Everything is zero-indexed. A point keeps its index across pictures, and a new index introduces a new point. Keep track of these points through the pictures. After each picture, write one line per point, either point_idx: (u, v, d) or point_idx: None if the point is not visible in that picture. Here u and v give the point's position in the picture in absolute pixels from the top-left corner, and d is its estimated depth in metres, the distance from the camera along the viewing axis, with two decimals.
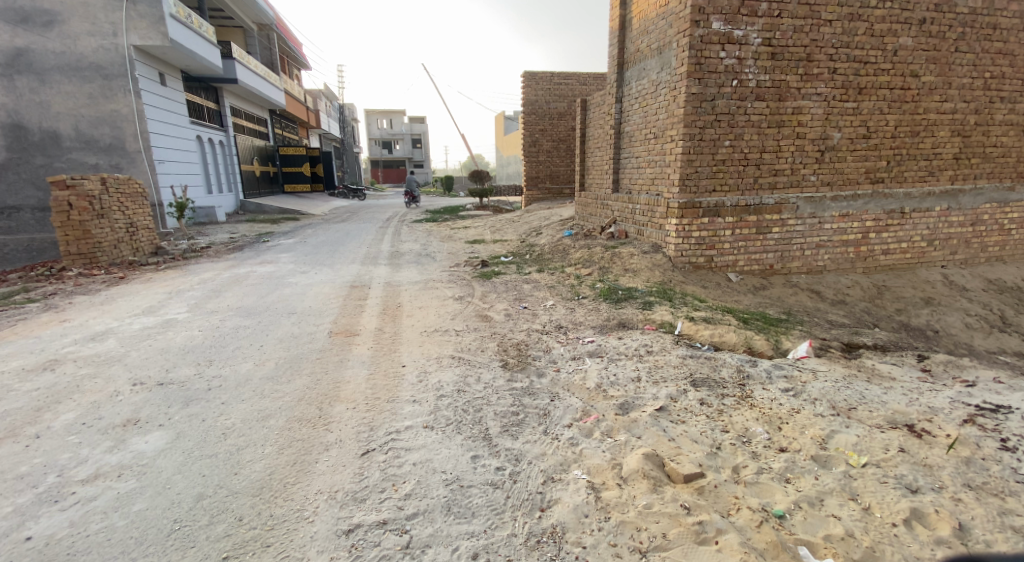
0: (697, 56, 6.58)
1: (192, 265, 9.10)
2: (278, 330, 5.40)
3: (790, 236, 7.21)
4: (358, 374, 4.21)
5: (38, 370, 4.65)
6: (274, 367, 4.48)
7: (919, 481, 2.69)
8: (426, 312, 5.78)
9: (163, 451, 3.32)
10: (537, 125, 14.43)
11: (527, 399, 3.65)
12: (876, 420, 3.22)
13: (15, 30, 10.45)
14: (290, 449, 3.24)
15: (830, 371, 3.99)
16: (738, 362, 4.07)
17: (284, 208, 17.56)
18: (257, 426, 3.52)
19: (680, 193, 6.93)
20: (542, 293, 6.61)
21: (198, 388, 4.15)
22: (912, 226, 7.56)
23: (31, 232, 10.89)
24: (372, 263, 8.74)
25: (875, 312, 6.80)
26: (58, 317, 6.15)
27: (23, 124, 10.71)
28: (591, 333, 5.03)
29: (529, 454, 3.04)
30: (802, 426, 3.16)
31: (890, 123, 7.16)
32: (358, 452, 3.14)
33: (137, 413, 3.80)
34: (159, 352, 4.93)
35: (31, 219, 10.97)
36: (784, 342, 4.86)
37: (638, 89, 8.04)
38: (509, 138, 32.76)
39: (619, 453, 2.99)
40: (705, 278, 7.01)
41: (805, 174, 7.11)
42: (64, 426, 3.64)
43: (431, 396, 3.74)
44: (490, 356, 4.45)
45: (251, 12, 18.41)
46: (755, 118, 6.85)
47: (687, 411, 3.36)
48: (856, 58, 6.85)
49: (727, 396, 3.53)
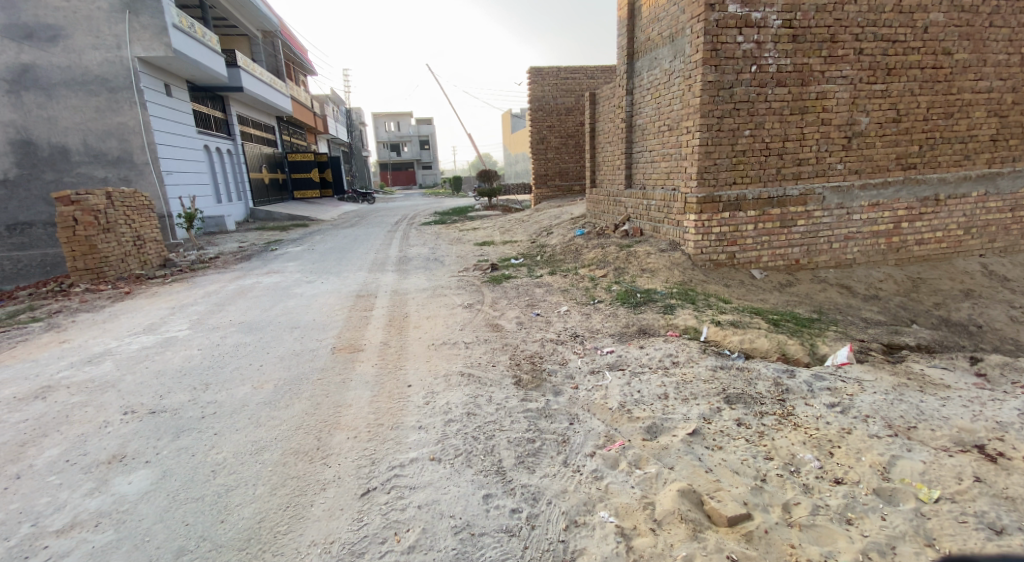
0: (713, 42, 6.20)
1: (198, 277, 8.89)
2: (279, 347, 5.12)
3: (816, 228, 6.79)
4: (361, 397, 3.89)
5: (29, 398, 4.40)
6: (273, 391, 4.17)
7: (1004, 520, 2.34)
8: (433, 323, 5.48)
9: (146, 495, 3.05)
10: (544, 122, 14.08)
11: (544, 422, 3.31)
12: (941, 441, 2.85)
13: (20, 47, 10.25)
14: (283, 489, 2.95)
15: (877, 381, 3.60)
16: (775, 373, 3.70)
17: (292, 216, 17.37)
18: (250, 462, 3.24)
19: (698, 187, 6.56)
20: (555, 298, 6.25)
21: (191, 416, 3.87)
22: (948, 213, 7.11)
23: (45, 248, 10.56)
24: (379, 270, 8.44)
25: (912, 307, 6.33)
26: (58, 339, 5.91)
27: (32, 140, 10.48)
28: (609, 342, 4.67)
29: (547, 492, 2.71)
30: (856, 451, 2.79)
31: (922, 105, 6.71)
32: (358, 492, 2.85)
33: (124, 448, 3.53)
34: (155, 375, 4.66)
35: (45, 235, 10.61)
36: (821, 347, 4.46)
37: (649, 80, 7.65)
38: (516, 137, 32.40)
39: (651, 490, 2.65)
40: (727, 276, 6.62)
41: (832, 162, 6.69)
42: (47, 464, 3.42)
43: (439, 421, 3.42)
44: (501, 372, 4.10)
45: (255, 19, 18.21)
46: (777, 105, 6.45)
47: (724, 434, 3.00)
48: (883, 37, 6.43)
49: (766, 415, 3.16)
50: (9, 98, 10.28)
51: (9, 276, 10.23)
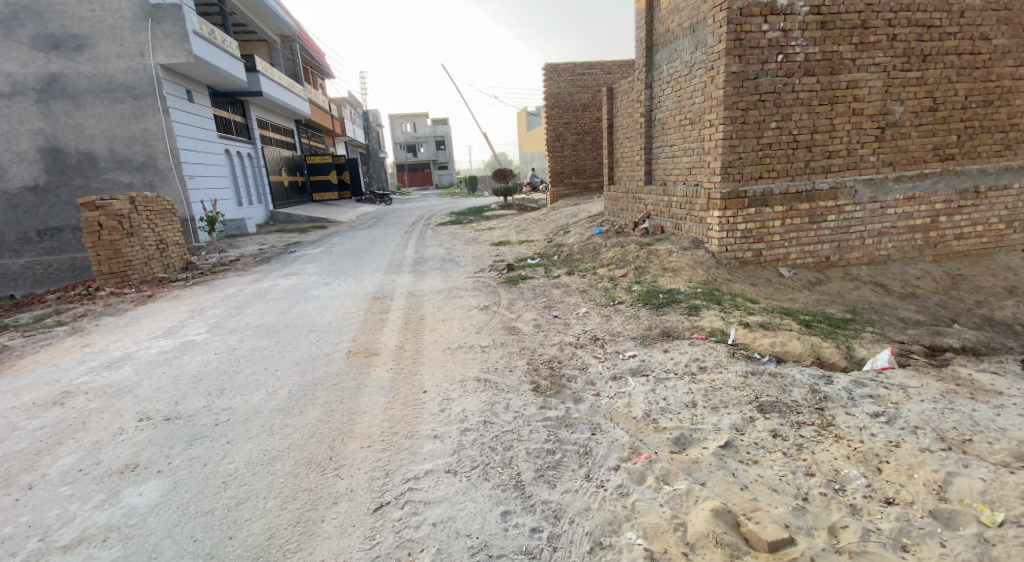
0: (736, 31, 5.96)
1: (218, 279, 8.88)
2: (295, 350, 5.04)
3: (848, 223, 6.50)
4: (376, 404, 3.77)
5: (48, 404, 4.35)
6: (287, 397, 4.06)
7: None
8: (449, 326, 5.34)
9: (157, 507, 2.96)
10: (561, 119, 13.88)
11: (564, 432, 3.14)
12: (1001, 456, 2.63)
13: (47, 56, 10.36)
14: (294, 503, 2.83)
15: (923, 389, 3.39)
16: (811, 380, 3.49)
17: (311, 218, 17.43)
18: (261, 473, 3.12)
19: (722, 182, 6.32)
20: (573, 299, 6.07)
21: (205, 423, 3.77)
22: (988, 206, 6.78)
23: (73, 252, 10.77)
24: (396, 271, 8.34)
25: (953, 305, 5.99)
26: (80, 343, 5.90)
27: (59, 148, 10.61)
28: (632, 345, 4.48)
29: (569, 510, 2.55)
30: (907, 466, 2.57)
31: (959, 92, 6.38)
32: (370, 507, 2.72)
33: (137, 456, 3.45)
34: (171, 380, 4.58)
35: (73, 240, 10.78)
36: (858, 349, 4.23)
37: (669, 73, 7.43)
38: (532, 136, 32.25)
39: (681, 509, 2.47)
40: (753, 274, 6.37)
41: (864, 154, 6.39)
42: (61, 474, 3.34)
43: (455, 430, 3.27)
44: (519, 377, 3.94)
45: (274, 24, 18.31)
46: (805, 96, 6.18)
47: (759, 447, 2.80)
48: (917, 22, 6.13)
49: (803, 426, 2.95)
50: (38, 106, 10.41)
51: (40, 280, 10.68)
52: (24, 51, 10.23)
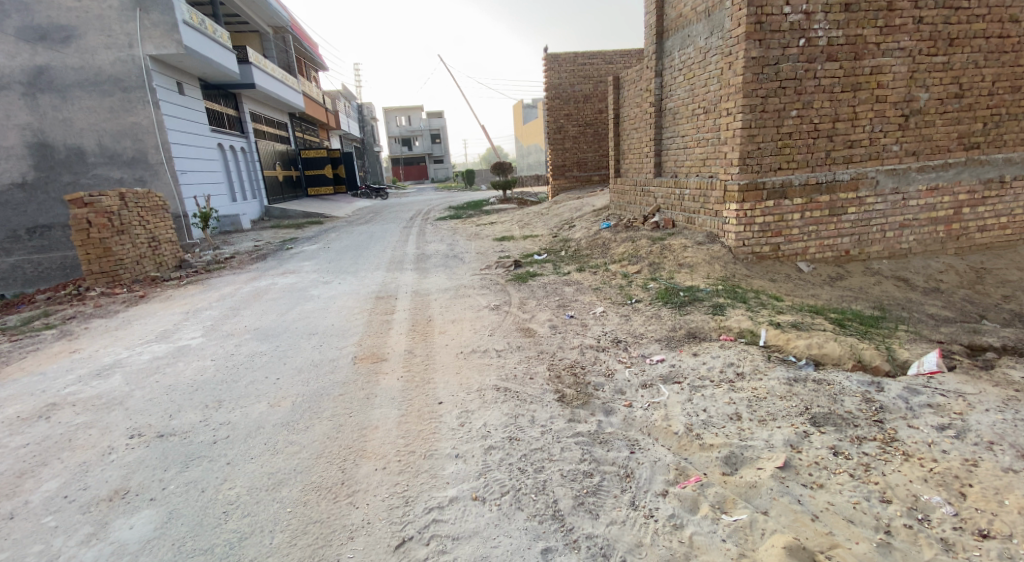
0: (757, 14, 5.67)
1: (213, 278, 8.53)
2: (296, 356, 4.73)
3: (868, 215, 6.23)
4: (388, 418, 3.47)
5: (33, 418, 4.01)
6: (290, 409, 3.74)
7: None
8: (460, 328, 5.04)
9: (149, 544, 2.66)
10: (562, 110, 13.54)
11: (600, 450, 2.89)
12: None
13: (33, 48, 9.93)
14: (304, 539, 2.56)
15: (983, 394, 3.17)
16: (861, 387, 3.25)
17: (307, 213, 17.02)
18: (267, 501, 2.83)
19: (740, 173, 6.05)
20: (587, 297, 5.79)
21: (202, 441, 3.45)
22: (1013, 197, 6.55)
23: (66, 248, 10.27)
24: (398, 269, 8.02)
25: (980, 300, 5.73)
26: (69, 348, 5.56)
27: (46, 143, 10.18)
28: (658, 348, 4.20)
29: (619, 546, 2.34)
30: (995, 491, 2.40)
31: (987, 78, 6.11)
32: (391, 543, 2.46)
33: (128, 481, 3.14)
34: (165, 391, 4.26)
35: (64, 237, 10.33)
36: (900, 351, 3.97)
37: (682, 59, 7.11)
38: (529, 129, 31.89)
39: (748, 546, 2.27)
40: (772, 269, 6.07)
41: (886, 143, 6.12)
42: (44, 501, 3.03)
43: (478, 448, 2.99)
44: (541, 386, 3.66)
45: (266, 15, 17.84)
46: (827, 82, 5.89)
47: (821, 468, 2.61)
48: (945, 4, 5.85)
49: (865, 442, 2.76)
50: (24, 100, 9.99)
51: (30, 280, 10.03)
52: (9, 42, 9.82)
